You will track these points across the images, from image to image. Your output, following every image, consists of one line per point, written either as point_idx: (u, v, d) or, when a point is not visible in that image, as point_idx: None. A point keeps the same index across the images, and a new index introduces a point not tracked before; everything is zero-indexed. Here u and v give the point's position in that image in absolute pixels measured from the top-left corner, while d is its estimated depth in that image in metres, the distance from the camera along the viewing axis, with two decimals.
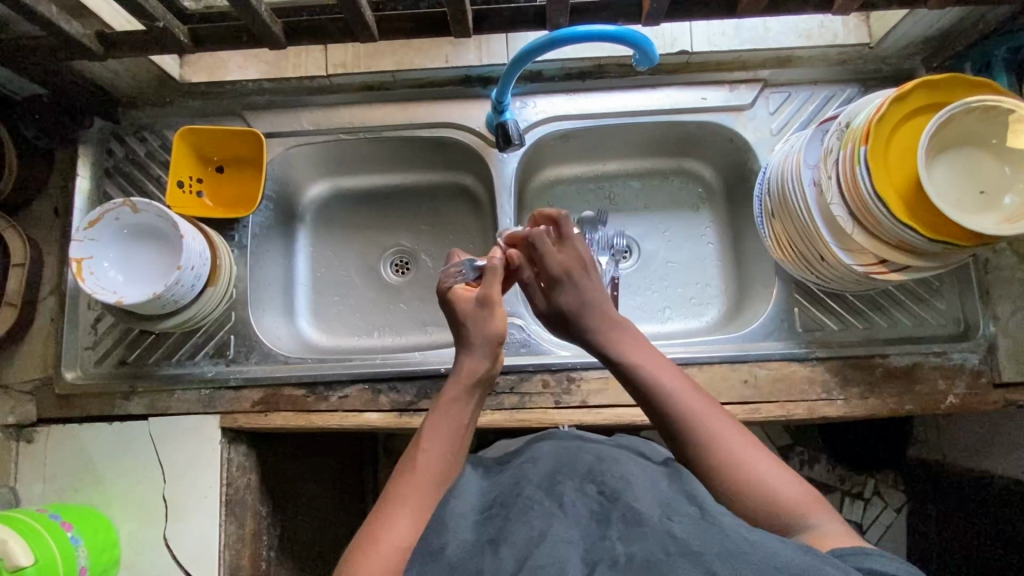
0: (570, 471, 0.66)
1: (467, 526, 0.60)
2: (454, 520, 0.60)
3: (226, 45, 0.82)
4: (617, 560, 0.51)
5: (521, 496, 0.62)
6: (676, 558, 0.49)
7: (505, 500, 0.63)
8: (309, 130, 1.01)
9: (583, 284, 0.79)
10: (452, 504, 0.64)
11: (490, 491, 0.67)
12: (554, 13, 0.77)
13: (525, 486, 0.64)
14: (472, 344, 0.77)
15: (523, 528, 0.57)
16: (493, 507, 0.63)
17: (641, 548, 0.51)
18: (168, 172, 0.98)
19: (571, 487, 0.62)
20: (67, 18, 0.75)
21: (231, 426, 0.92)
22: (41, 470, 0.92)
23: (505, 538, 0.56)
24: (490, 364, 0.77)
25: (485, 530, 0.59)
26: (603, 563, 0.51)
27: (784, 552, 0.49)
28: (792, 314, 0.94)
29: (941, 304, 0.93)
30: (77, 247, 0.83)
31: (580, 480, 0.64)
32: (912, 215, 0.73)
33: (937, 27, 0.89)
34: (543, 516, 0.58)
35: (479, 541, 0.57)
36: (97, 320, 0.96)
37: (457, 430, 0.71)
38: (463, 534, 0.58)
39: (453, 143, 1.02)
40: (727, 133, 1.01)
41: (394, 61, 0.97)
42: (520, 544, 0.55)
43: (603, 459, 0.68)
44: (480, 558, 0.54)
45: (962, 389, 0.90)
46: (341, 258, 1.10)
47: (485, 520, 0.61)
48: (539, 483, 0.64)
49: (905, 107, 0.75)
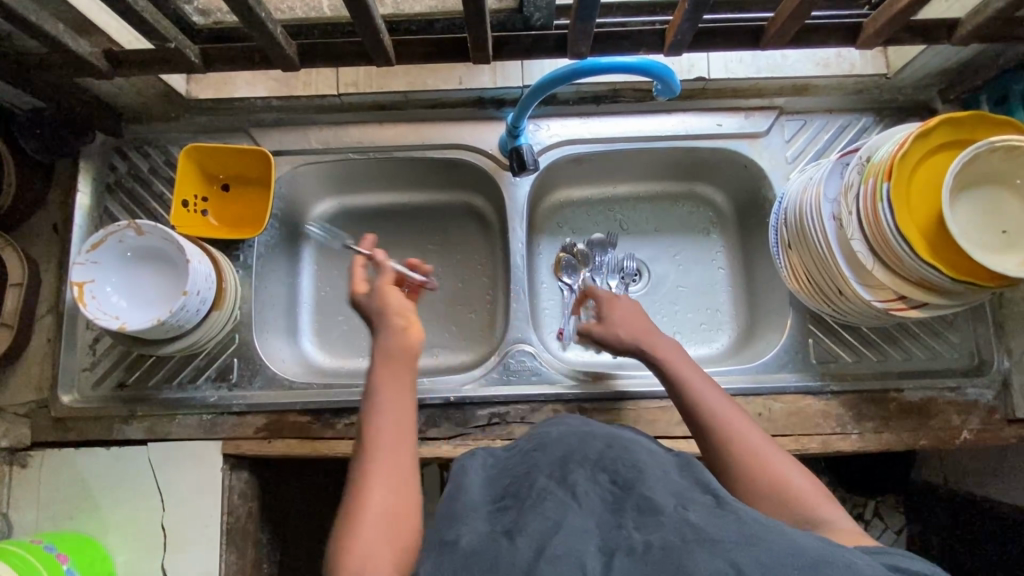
0: (581, 459, 0.64)
1: (479, 518, 0.58)
2: (466, 512, 0.59)
3: (237, 65, 0.80)
4: (634, 548, 0.50)
5: (534, 487, 0.60)
6: (692, 545, 0.49)
7: (517, 490, 0.61)
8: (317, 149, 0.99)
9: (637, 317, 0.85)
10: (461, 495, 0.63)
11: (496, 479, 0.67)
12: (577, 43, 0.75)
13: (536, 477, 0.63)
14: (382, 325, 0.73)
15: (538, 519, 0.55)
16: (505, 498, 0.62)
17: (658, 537, 0.51)
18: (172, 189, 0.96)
19: (584, 475, 0.61)
20: (74, 36, 0.73)
21: (233, 452, 0.90)
22: (35, 496, 0.88)
23: (519, 528, 0.54)
24: (408, 335, 0.73)
25: (499, 521, 0.57)
26: (620, 552, 0.50)
27: (803, 540, 0.49)
28: (806, 345, 0.93)
29: (955, 338, 0.92)
30: (79, 271, 0.81)
31: (592, 468, 0.62)
32: (936, 253, 0.72)
33: (956, 60, 0.88)
34: (557, 508, 0.56)
35: (493, 531, 0.55)
36: (95, 341, 0.93)
37: (402, 400, 0.69)
38: (477, 525, 0.56)
39: (465, 165, 1.01)
40: (741, 160, 1.00)
41: (407, 82, 0.96)
42: (536, 534, 0.53)
43: (615, 445, 0.66)
44: (495, 547, 0.52)
45: (976, 425, 0.89)
46: (346, 277, 1.08)
47: (498, 512, 0.59)
48: (550, 471, 0.63)
49: (930, 143, 0.75)
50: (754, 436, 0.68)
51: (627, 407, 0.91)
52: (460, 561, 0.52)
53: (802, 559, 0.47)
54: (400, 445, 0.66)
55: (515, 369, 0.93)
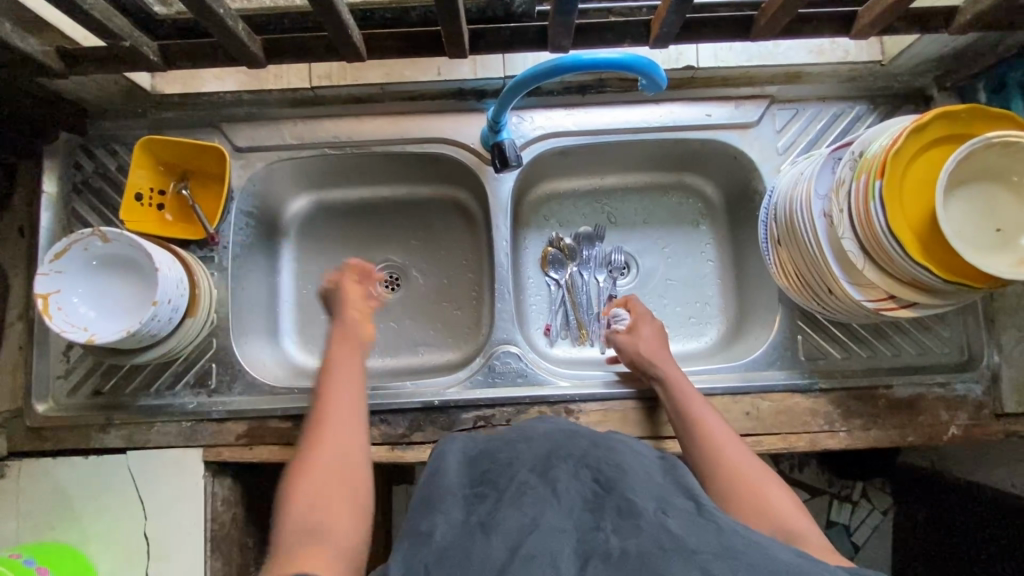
0: (566, 453, 0.64)
1: (456, 505, 0.58)
2: (443, 497, 0.59)
3: (199, 62, 0.76)
4: (610, 554, 0.50)
5: (514, 480, 0.59)
6: (671, 553, 0.49)
7: (495, 479, 0.61)
8: (292, 144, 0.95)
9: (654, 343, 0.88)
10: (437, 482, 0.62)
11: (476, 465, 0.65)
12: (558, 37, 0.72)
13: (518, 469, 0.61)
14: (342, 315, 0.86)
15: (516, 514, 0.54)
16: (481, 485, 0.61)
17: (636, 543, 0.50)
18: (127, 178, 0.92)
19: (566, 471, 0.61)
20: (23, 35, 0.69)
21: (214, 459, 0.89)
22: (13, 507, 0.87)
23: (495, 523, 0.54)
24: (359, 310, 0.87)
25: (475, 510, 0.57)
26: (595, 556, 0.50)
27: (781, 556, 0.50)
28: (795, 342, 0.92)
29: (945, 332, 0.91)
30: (42, 282, 0.77)
31: (573, 463, 0.62)
32: (928, 255, 0.70)
33: (953, 47, 0.85)
34: (537, 502, 0.56)
35: (467, 522, 0.55)
36: (68, 348, 0.90)
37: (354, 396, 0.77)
38: (453, 514, 0.57)
39: (446, 159, 0.97)
40: (732, 151, 0.97)
41: (382, 74, 0.91)
42: (511, 533, 0.52)
43: (600, 444, 0.66)
44: (470, 542, 0.52)
45: (964, 420, 0.89)
46: (327, 275, 1.05)
47: (474, 498, 0.59)
48: (532, 466, 0.62)
49: (925, 138, 0.72)
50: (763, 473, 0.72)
51: (615, 408, 0.90)
52: (433, 555, 0.52)
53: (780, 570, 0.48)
54: (340, 428, 0.72)
55: (500, 371, 0.91)
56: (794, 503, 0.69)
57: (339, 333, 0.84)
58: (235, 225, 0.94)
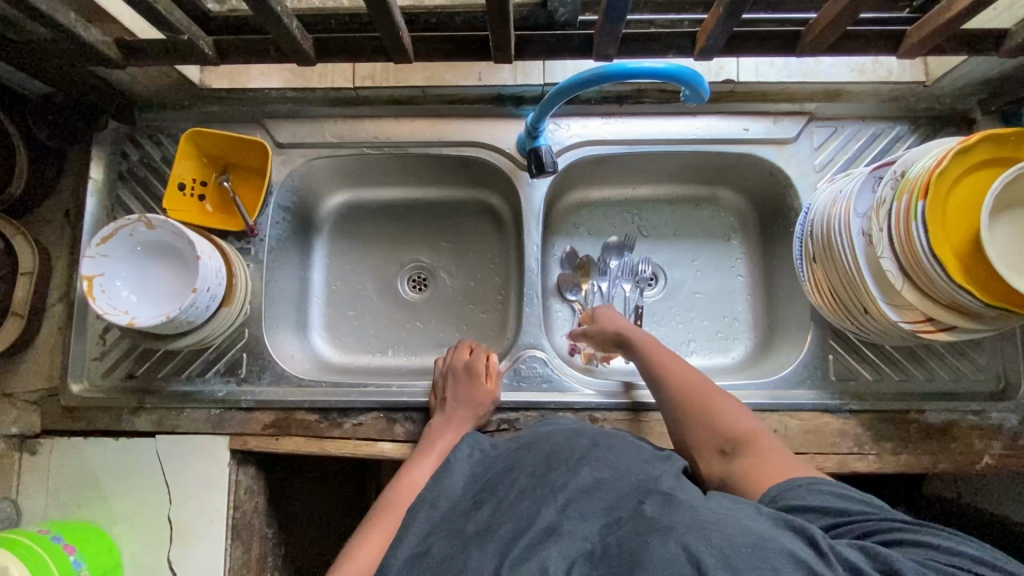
0: (564, 456, 0.68)
1: (463, 519, 0.65)
2: (451, 515, 0.66)
3: (250, 58, 0.78)
4: (593, 553, 0.56)
5: (513, 487, 0.66)
6: (647, 536, 0.53)
7: (493, 485, 0.67)
8: (332, 142, 0.97)
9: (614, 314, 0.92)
10: (443, 505, 0.68)
11: (479, 476, 0.71)
12: (604, 45, 0.72)
13: (519, 475, 0.68)
14: (463, 406, 0.85)
15: (512, 519, 0.62)
16: (481, 493, 0.68)
17: (616, 537, 0.56)
18: (171, 169, 0.94)
19: (564, 475, 0.66)
20: (86, 25, 0.72)
21: (240, 448, 0.90)
22: (43, 483, 0.89)
23: (491, 532, 0.61)
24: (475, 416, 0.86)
25: (474, 517, 0.64)
26: (582, 557, 0.56)
27: (753, 526, 0.52)
28: (826, 361, 0.91)
29: (981, 359, 0.89)
30: (88, 264, 0.80)
31: (573, 465, 0.67)
32: (970, 278, 0.68)
33: (1000, 70, 0.84)
34: (532, 506, 0.63)
35: (465, 532, 0.62)
36: (105, 331, 0.92)
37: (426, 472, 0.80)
38: (465, 529, 0.63)
39: (481, 163, 0.98)
40: (768, 167, 0.96)
41: (424, 77, 0.93)
42: (505, 538, 0.60)
43: (599, 444, 0.70)
44: (466, 555, 0.59)
45: (999, 450, 0.86)
46: (357, 272, 1.06)
47: (474, 507, 0.66)
48: (533, 470, 0.67)
49: (972, 159, 0.71)
50: (718, 395, 0.76)
51: (640, 418, 0.89)
52: (432, 566, 0.60)
53: (751, 539, 0.51)
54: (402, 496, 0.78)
55: (525, 375, 0.91)
56: (748, 415, 0.74)
57: (455, 423, 0.84)
58: (272, 219, 0.96)
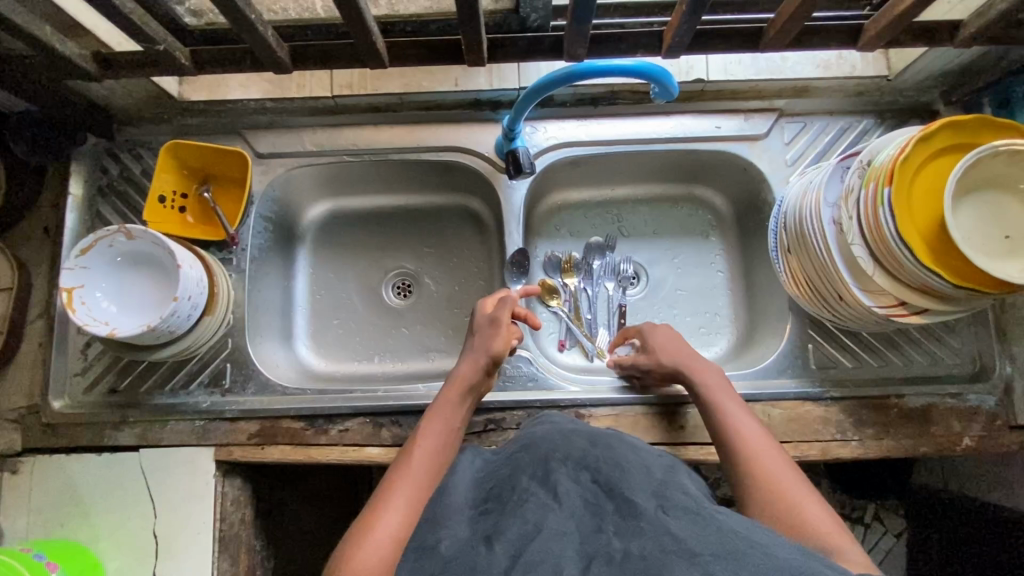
0: (565, 456, 0.65)
1: (462, 522, 0.60)
2: None
3: (227, 67, 0.79)
4: (612, 556, 0.51)
5: (516, 490, 0.61)
6: (671, 556, 0.50)
7: (500, 493, 0.62)
8: (312, 151, 0.98)
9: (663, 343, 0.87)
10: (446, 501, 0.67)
11: (483, 479, 0.67)
12: (575, 45, 0.74)
13: (520, 477, 0.63)
14: (471, 352, 0.85)
15: (517, 522, 0.56)
16: (488, 501, 0.62)
17: (637, 545, 0.52)
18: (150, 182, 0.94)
19: (567, 475, 0.61)
20: (62, 38, 0.72)
21: (226, 459, 0.89)
22: (25, 502, 0.87)
23: (500, 533, 0.55)
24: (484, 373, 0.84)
25: (480, 525, 0.58)
26: (598, 558, 0.51)
27: (779, 552, 0.50)
28: (806, 351, 0.92)
29: (956, 343, 0.91)
30: (67, 276, 0.80)
31: (574, 465, 0.63)
32: (938, 261, 0.70)
33: (958, 63, 0.87)
34: (538, 509, 0.57)
35: (472, 535, 0.56)
36: (87, 346, 0.92)
37: (445, 432, 0.78)
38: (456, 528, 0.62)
39: (461, 167, 1.00)
40: (741, 163, 0.99)
41: (402, 84, 0.95)
42: (514, 540, 0.54)
43: (598, 443, 0.67)
44: (474, 553, 0.53)
45: (978, 432, 0.88)
46: (340, 281, 1.06)
47: (480, 515, 0.60)
48: (533, 471, 0.63)
49: (932, 147, 0.73)
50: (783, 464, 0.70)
51: (626, 413, 0.90)
52: (439, 563, 0.54)
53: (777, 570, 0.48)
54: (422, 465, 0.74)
55: (511, 375, 0.92)
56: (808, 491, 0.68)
57: (462, 373, 0.83)
58: (254, 229, 0.97)
